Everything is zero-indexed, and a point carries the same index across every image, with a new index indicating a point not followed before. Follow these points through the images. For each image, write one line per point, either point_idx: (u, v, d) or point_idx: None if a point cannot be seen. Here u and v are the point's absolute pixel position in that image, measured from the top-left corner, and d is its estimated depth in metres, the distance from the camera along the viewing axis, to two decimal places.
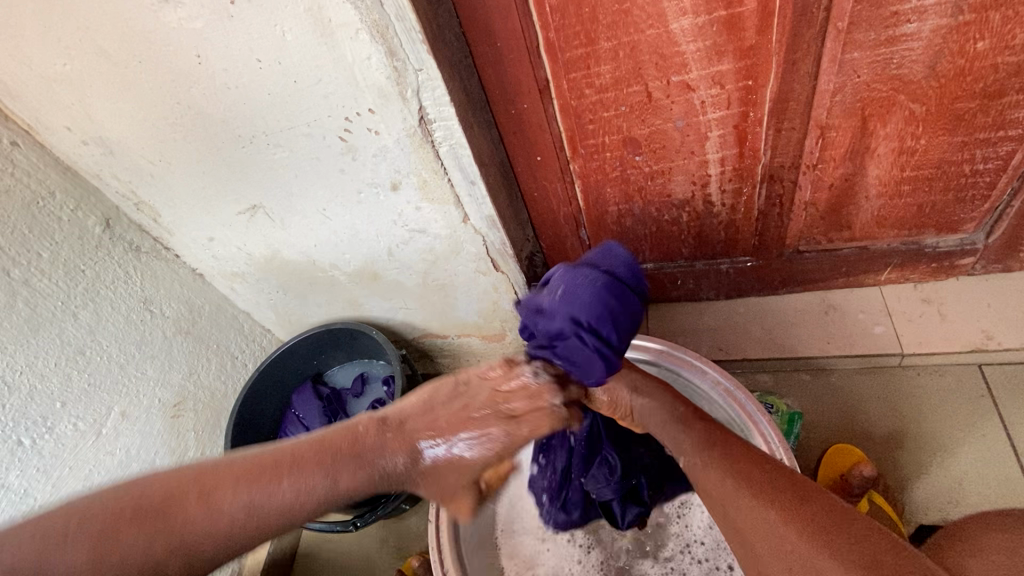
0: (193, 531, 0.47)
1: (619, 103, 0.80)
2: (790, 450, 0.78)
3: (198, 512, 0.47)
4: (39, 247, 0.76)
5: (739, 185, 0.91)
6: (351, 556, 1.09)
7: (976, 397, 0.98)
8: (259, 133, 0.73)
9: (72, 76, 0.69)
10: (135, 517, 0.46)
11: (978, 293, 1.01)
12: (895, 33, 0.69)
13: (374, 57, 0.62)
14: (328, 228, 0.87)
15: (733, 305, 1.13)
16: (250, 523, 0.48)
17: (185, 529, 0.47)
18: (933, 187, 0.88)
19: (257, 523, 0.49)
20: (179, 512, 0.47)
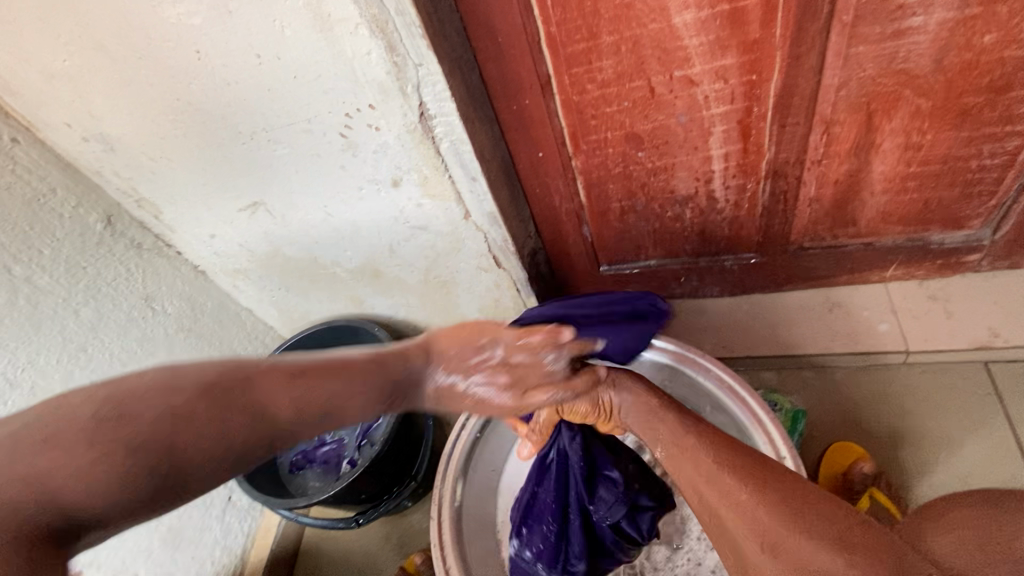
0: (259, 420, 0.45)
1: (622, 99, 0.79)
2: (792, 449, 0.78)
3: (265, 402, 0.46)
4: (41, 244, 0.76)
5: (743, 181, 0.90)
6: (353, 552, 1.09)
7: (981, 395, 0.97)
8: (260, 129, 0.73)
9: (72, 72, 0.68)
10: (214, 399, 0.43)
11: (984, 290, 1.00)
12: (900, 27, 0.68)
13: (374, 53, 0.62)
14: (329, 225, 0.87)
15: (736, 302, 1.12)
16: (313, 413, 0.47)
17: (255, 416, 0.45)
18: (939, 182, 0.87)
19: (318, 413, 0.48)
20: (251, 395, 0.45)
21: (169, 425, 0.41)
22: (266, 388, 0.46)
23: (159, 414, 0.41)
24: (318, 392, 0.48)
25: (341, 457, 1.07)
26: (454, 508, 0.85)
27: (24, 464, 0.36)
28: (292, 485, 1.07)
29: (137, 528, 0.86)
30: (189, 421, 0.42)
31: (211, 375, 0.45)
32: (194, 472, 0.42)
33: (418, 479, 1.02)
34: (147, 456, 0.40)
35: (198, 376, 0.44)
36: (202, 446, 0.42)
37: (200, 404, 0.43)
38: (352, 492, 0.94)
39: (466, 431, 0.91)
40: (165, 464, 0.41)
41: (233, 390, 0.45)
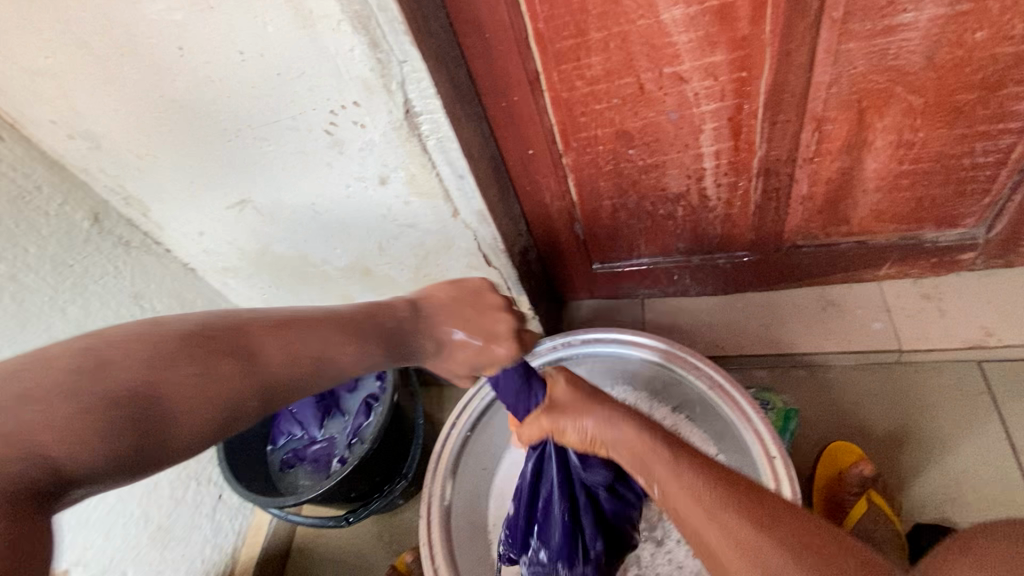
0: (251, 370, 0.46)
1: (611, 96, 0.78)
2: (783, 449, 0.78)
3: (264, 351, 0.47)
4: (26, 242, 0.75)
5: (734, 179, 0.89)
6: (344, 551, 1.09)
7: (974, 394, 0.97)
8: (245, 126, 0.72)
9: (55, 69, 0.68)
10: (209, 354, 0.45)
11: (979, 289, 1.00)
12: (891, 23, 0.67)
13: (357, 49, 0.61)
14: (318, 222, 0.86)
15: (730, 300, 1.11)
16: (303, 364, 0.49)
17: (251, 370, 0.46)
18: (932, 180, 0.86)
19: (307, 368, 0.49)
20: (244, 346, 0.47)
21: (162, 372, 0.43)
22: (261, 339, 0.48)
23: (154, 365, 0.43)
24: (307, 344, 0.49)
25: (331, 455, 1.07)
26: (443, 507, 0.85)
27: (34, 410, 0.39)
28: (283, 483, 1.06)
29: (125, 526, 0.86)
30: (181, 373, 0.43)
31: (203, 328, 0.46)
32: (184, 426, 0.43)
33: (409, 478, 1.02)
34: (136, 404, 0.41)
35: (194, 328, 0.46)
36: (195, 398, 0.44)
37: (189, 354, 0.44)
38: (342, 491, 0.94)
39: (455, 430, 0.91)
40: (156, 413, 0.42)
41: (226, 342, 0.46)
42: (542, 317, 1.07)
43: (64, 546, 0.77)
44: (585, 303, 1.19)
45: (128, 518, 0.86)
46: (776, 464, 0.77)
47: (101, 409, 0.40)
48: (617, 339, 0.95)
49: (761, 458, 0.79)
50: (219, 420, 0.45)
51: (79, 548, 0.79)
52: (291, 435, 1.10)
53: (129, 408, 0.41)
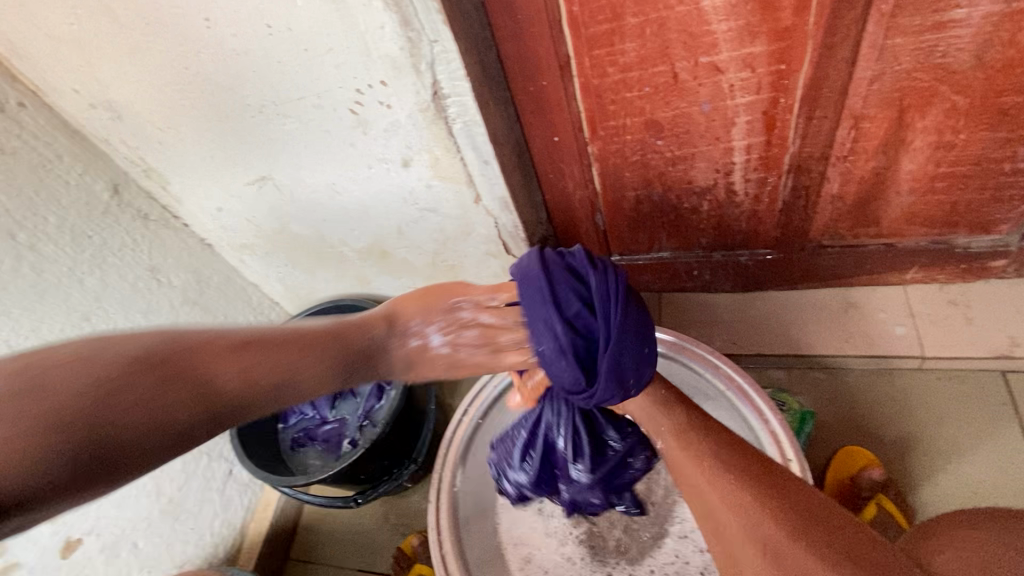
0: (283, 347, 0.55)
1: (644, 84, 0.76)
2: (800, 452, 0.77)
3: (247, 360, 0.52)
4: (46, 212, 0.75)
5: (764, 175, 0.87)
6: (351, 533, 1.09)
7: (997, 405, 0.95)
8: (269, 102, 0.71)
9: (79, 36, 0.66)
10: (109, 387, 0.43)
11: (1008, 298, 0.97)
12: (943, 19, 0.64)
13: (387, 26, 0.60)
14: (337, 202, 0.85)
15: (749, 298, 1.09)
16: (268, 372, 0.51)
17: (121, 393, 0.44)
18: (969, 185, 0.84)
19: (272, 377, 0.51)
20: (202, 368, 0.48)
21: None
22: (218, 385, 0.49)
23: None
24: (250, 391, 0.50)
25: (342, 436, 1.07)
26: (452, 493, 0.84)
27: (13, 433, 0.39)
28: (293, 462, 1.07)
29: (137, 498, 0.86)
30: (48, 433, 0.39)
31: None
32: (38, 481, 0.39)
33: (419, 462, 1.02)
34: (106, 428, 0.42)
35: (71, 369, 0.42)
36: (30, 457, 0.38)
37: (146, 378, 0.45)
38: (351, 473, 0.94)
39: (465, 418, 0.91)
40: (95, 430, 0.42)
41: (161, 408, 0.45)
42: None
43: (77, 516, 0.78)
44: None
45: (140, 491, 0.86)
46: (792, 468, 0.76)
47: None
48: None
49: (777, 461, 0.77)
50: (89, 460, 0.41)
51: (92, 519, 0.80)
52: (302, 415, 1.10)
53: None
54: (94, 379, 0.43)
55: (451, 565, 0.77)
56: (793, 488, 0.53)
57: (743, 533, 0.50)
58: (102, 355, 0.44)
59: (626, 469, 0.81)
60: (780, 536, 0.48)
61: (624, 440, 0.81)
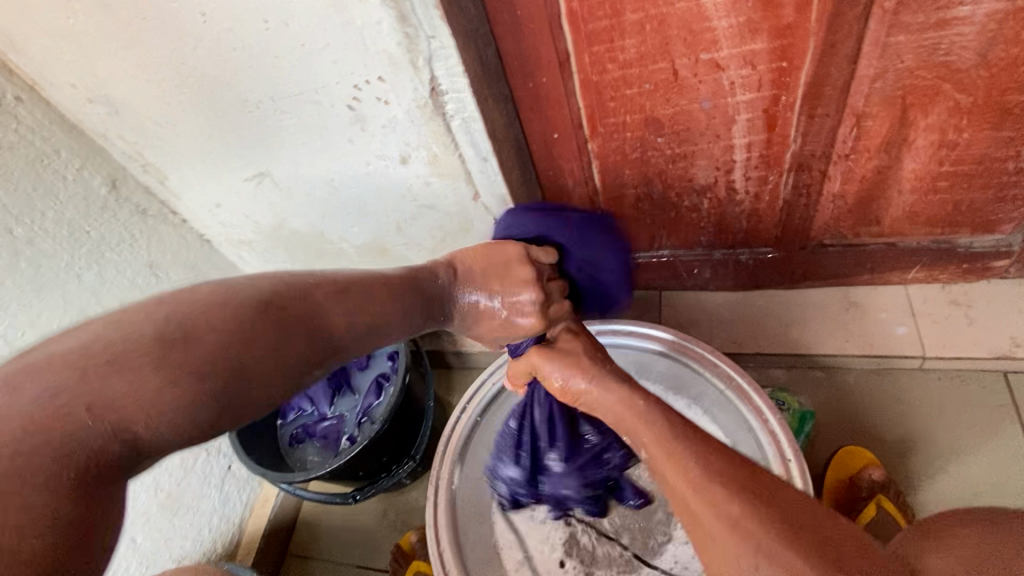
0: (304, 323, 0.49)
1: (643, 80, 0.75)
2: (799, 451, 0.76)
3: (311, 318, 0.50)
4: (44, 207, 0.75)
5: (765, 173, 0.86)
6: (349, 529, 1.09)
7: (997, 406, 0.94)
8: (267, 98, 0.70)
9: (75, 30, 0.66)
10: (196, 339, 0.42)
11: (1011, 298, 0.97)
12: (946, 16, 0.64)
13: (385, 22, 0.59)
14: (336, 199, 0.85)
15: (750, 297, 1.09)
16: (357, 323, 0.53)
17: (234, 348, 0.44)
18: (972, 184, 0.83)
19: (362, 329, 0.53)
20: (308, 315, 0.49)
21: (102, 380, 0.38)
22: (318, 329, 0.50)
23: (79, 385, 0.37)
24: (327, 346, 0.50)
25: (341, 432, 1.07)
26: (449, 491, 0.84)
27: (98, 386, 0.38)
28: (292, 458, 1.07)
29: (134, 492, 0.85)
30: (160, 387, 0.40)
31: (99, 351, 0.39)
32: (163, 428, 0.40)
33: (417, 459, 1.01)
34: (219, 379, 0.42)
35: (161, 325, 0.42)
36: (154, 405, 0.39)
37: (271, 327, 0.46)
38: (349, 469, 0.94)
39: (463, 416, 0.91)
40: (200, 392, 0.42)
41: (256, 368, 0.44)
42: None
43: None
44: None
45: (138, 485, 0.86)
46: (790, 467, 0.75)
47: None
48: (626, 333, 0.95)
49: (776, 461, 0.77)
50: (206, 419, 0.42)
51: None
52: (301, 411, 1.10)
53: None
54: (186, 328, 0.42)
55: (448, 563, 0.78)
56: (780, 489, 0.50)
57: (723, 527, 0.48)
58: (185, 302, 0.44)
59: (605, 463, 0.84)
60: (769, 542, 0.45)
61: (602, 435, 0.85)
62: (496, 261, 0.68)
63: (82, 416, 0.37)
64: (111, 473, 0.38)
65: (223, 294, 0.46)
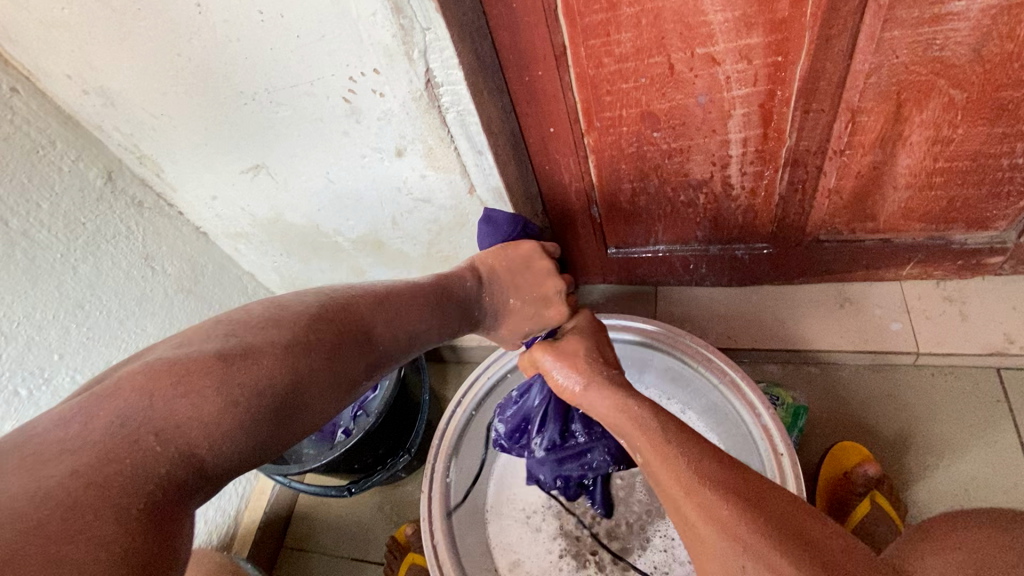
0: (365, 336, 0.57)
1: (639, 75, 0.75)
2: (791, 446, 0.77)
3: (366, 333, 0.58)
4: (39, 198, 0.75)
5: (761, 168, 0.86)
6: (345, 521, 1.10)
7: (991, 402, 0.95)
8: (262, 89, 0.70)
9: (70, 21, 0.66)
10: (252, 357, 0.47)
11: (1005, 294, 0.97)
12: (941, 11, 0.64)
13: (380, 14, 0.59)
14: (332, 192, 0.85)
15: (745, 293, 1.09)
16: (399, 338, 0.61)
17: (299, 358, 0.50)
18: (967, 180, 0.83)
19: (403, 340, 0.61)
20: (359, 330, 0.57)
21: (169, 401, 0.42)
22: (359, 343, 0.56)
23: (147, 412, 0.41)
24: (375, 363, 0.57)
25: (336, 425, 1.07)
26: (444, 483, 0.85)
27: (166, 407, 0.42)
28: (288, 451, 1.07)
29: None
30: (218, 410, 0.43)
31: (162, 383, 0.43)
32: (225, 450, 0.43)
33: (413, 452, 1.02)
34: (278, 397, 0.47)
35: (221, 345, 0.47)
36: (217, 426, 0.43)
37: (330, 340, 0.53)
38: (345, 462, 0.94)
39: (459, 409, 0.91)
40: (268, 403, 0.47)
41: (315, 382, 0.50)
42: None
43: None
44: (597, 287, 1.18)
45: None
46: (782, 462, 0.76)
47: (70, 473, 0.35)
48: (620, 325, 0.95)
49: (768, 454, 0.78)
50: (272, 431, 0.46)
51: None
52: None
53: (66, 514, 0.34)
54: (240, 349, 0.47)
55: (443, 556, 0.78)
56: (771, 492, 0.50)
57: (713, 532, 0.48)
58: (242, 325, 0.50)
59: (586, 462, 0.84)
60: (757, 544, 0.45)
61: (592, 437, 0.83)
62: (523, 279, 0.75)
63: (150, 441, 0.40)
64: (180, 494, 0.40)
65: (273, 315, 0.52)
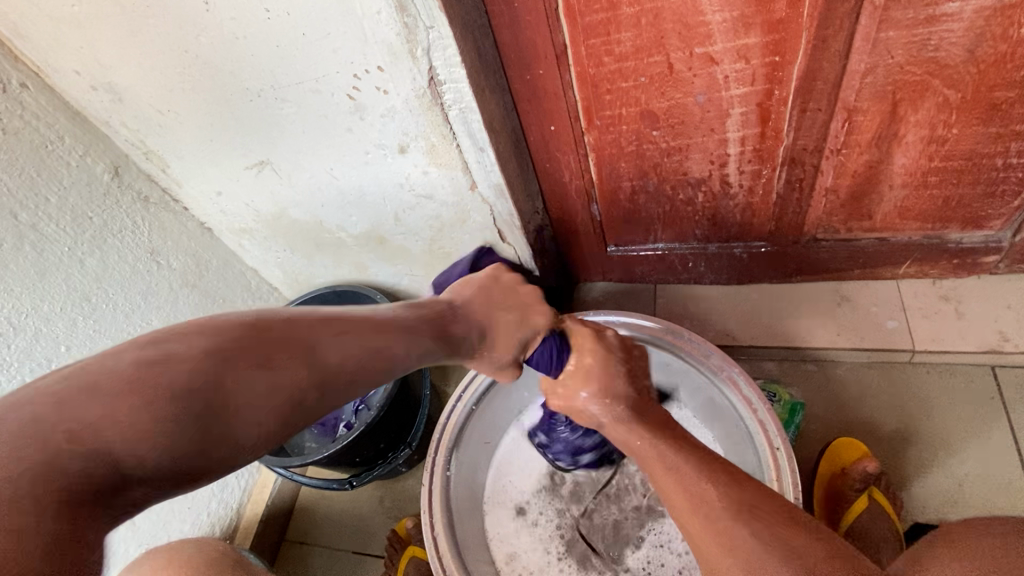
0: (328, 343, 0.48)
1: (639, 74, 0.77)
2: (787, 440, 0.78)
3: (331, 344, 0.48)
4: (47, 192, 0.76)
5: (758, 167, 0.88)
6: (346, 515, 1.11)
7: (985, 399, 0.96)
8: (268, 86, 0.71)
9: (81, 18, 0.67)
10: (176, 359, 0.39)
11: (999, 293, 0.98)
12: (935, 12, 0.65)
13: (384, 12, 0.60)
14: (336, 188, 0.86)
15: (742, 291, 1.10)
16: (371, 351, 0.51)
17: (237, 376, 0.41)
18: (962, 179, 0.84)
19: (374, 352, 0.51)
20: (317, 336, 0.47)
21: (81, 404, 0.35)
22: (310, 360, 0.46)
23: (55, 414, 0.34)
24: (330, 380, 0.47)
25: (338, 420, 1.08)
26: (445, 478, 0.84)
27: (73, 412, 0.34)
28: (290, 444, 1.09)
29: None
30: (138, 407, 0.36)
31: (92, 379, 0.36)
32: (140, 453, 0.36)
33: (413, 446, 1.03)
34: (208, 405, 0.39)
35: (142, 349, 0.39)
36: (139, 432, 0.36)
37: (275, 347, 0.44)
38: (347, 455, 0.95)
39: (460, 404, 0.89)
40: (214, 407, 0.40)
41: (261, 392, 0.42)
42: (551, 296, 1.07)
43: None
44: (597, 285, 1.19)
45: None
46: (779, 457, 0.77)
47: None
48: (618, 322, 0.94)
49: (765, 449, 0.79)
50: (191, 454, 0.38)
51: None
52: None
53: None
54: (162, 354, 0.39)
55: (444, 550, 0.78)
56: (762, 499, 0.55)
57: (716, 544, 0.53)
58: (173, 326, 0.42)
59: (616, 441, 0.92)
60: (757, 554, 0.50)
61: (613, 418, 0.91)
62: (498, 299, 0.67)
63: (55, 444, 0.33)
64: (92, 510, 0.34)
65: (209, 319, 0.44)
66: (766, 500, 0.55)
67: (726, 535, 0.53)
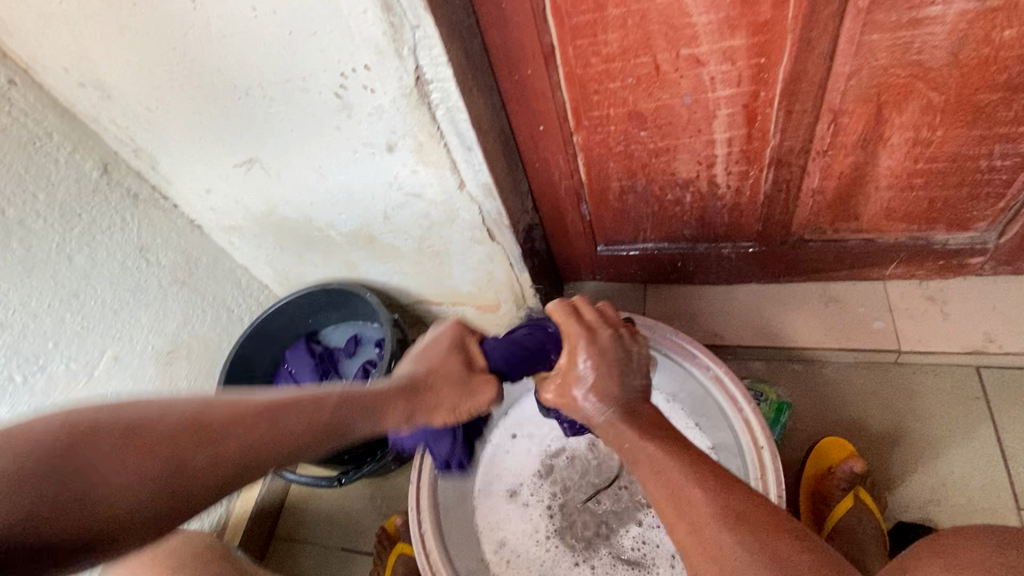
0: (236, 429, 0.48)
1: (626, 75, 0.77)
2: (772, 440, 0.78)
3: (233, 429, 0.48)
4: (35, 188, 0.76)
5: (746, 168, 0.88)
6: (337, 512, 1.11)
7: (970, 400, 0.97)
8: (255, 84, 0.72)
9: (68, 16, 0.67)
10: (80, 440, 0.44)
11: (985, 294, 0.99)
12: (918, 16, 0.65)
13: (370, 11, 0.61)
14: (325, 186, 0.86)
15: (732, 291, 1.11)
16: (272, 437, 0.49)
17: (128, 457, 0.45)
18: (946, 181, 0.85)
19: (271, 438, 0.49)
20: (222, 422, 0.48)
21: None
22: (202, 447, 0.47)
23: None
24: (221, 469, 0.47)
25: None
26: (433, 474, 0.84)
27: None
28: None
29: None
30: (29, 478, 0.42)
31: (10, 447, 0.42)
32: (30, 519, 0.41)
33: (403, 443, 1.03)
34: (88, 487, 0.44)
35: (65, 422, 0.45)
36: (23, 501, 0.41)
37: (179, 430, 0.47)
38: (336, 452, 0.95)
39: None
40: (99, 490, 0.44)
41: (152, 476, 0.45)
42: (542, 295, 1.07)
43: None
44: (587, 284, 1.19)
45: None
46: (764, 456, 0.78)
47: None
48: None
49: (750, 449, 0.79)
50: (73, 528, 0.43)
51: None
52: None
53: None
54: (78, 429, 0.45)
55: (430, 546, 0.79)
56: (746, 502, 0.54)
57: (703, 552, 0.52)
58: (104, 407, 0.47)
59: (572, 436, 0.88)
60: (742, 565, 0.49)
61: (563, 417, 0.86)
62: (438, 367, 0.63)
63: None
64: None
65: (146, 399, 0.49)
66: (753, 504, 0.53)
67: (705, 534, 0.53)
